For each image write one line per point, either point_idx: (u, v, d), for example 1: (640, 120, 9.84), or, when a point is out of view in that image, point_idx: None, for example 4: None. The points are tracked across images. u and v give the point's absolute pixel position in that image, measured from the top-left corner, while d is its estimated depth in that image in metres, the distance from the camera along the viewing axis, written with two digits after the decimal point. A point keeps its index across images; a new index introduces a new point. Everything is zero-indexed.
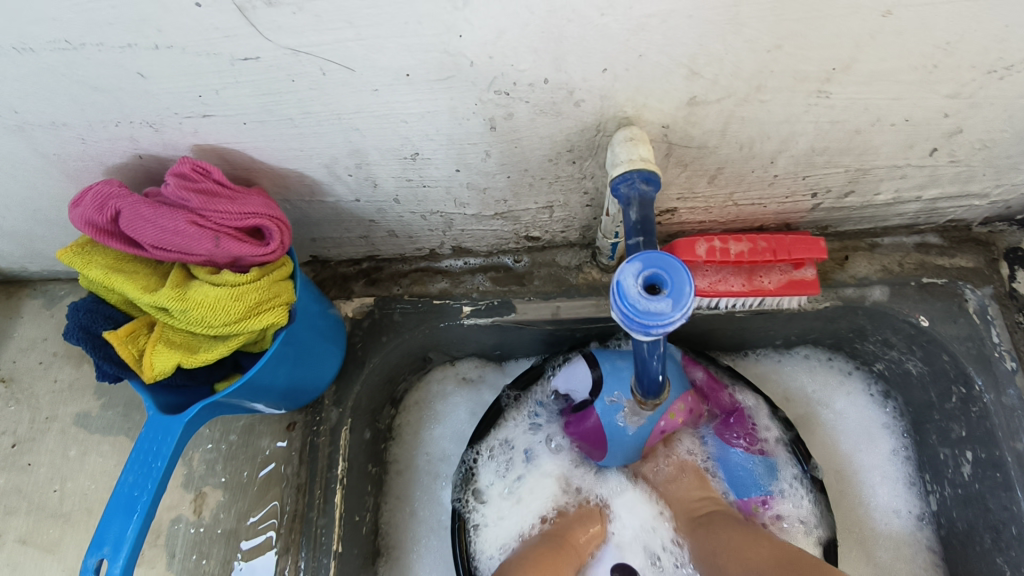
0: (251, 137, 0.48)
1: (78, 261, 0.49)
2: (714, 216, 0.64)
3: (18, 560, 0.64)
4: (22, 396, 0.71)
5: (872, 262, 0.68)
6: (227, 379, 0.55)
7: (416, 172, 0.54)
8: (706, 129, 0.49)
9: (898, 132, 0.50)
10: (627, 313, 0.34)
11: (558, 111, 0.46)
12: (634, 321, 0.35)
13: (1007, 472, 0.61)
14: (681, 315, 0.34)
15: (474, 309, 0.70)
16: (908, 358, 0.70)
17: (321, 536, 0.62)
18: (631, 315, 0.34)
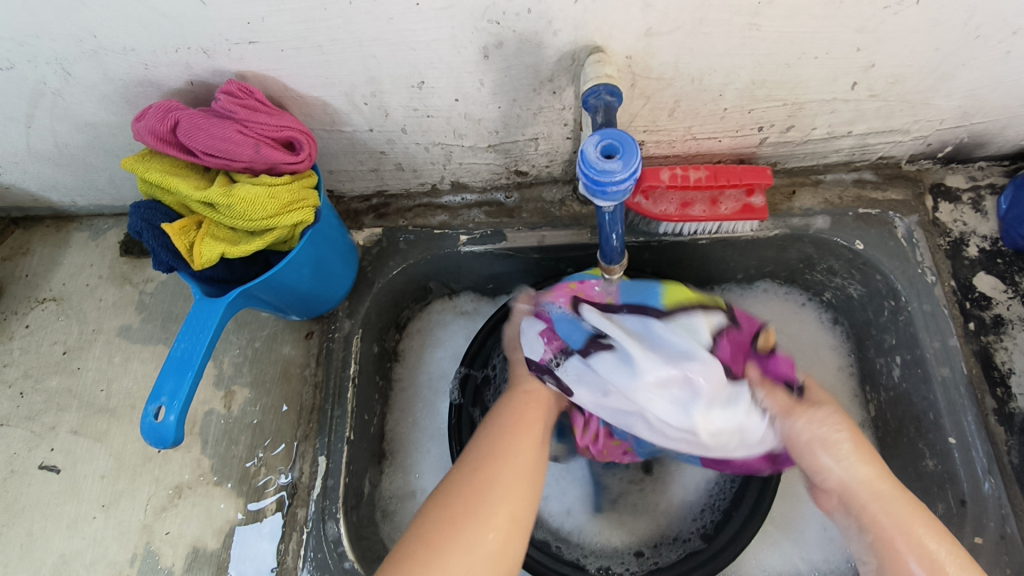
0: (287, 64, 0.58)
1: (140, 167, 0.59)
2: (676, 151, 0.74)
3: (70, 447, 0.74)
4: (71, 312, 0.81)
5: (816, 196, 0.78)
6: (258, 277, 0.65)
7: (422, 101, 0.64)
8: (662, 60, 0.59)
9: (821, 65, 0.61)
10: (586, 173, 0.45)
11: (540, 40, 0.56)
12: (592, 180, 0.45)
13: (927, 366, 0.71)
14: (627, 173, 0.44)
15: (470, 237, 0.80)
16: (849, 283, 0.81)
17: (335, 424, 0.71)
18: (590, 173, 0.44)
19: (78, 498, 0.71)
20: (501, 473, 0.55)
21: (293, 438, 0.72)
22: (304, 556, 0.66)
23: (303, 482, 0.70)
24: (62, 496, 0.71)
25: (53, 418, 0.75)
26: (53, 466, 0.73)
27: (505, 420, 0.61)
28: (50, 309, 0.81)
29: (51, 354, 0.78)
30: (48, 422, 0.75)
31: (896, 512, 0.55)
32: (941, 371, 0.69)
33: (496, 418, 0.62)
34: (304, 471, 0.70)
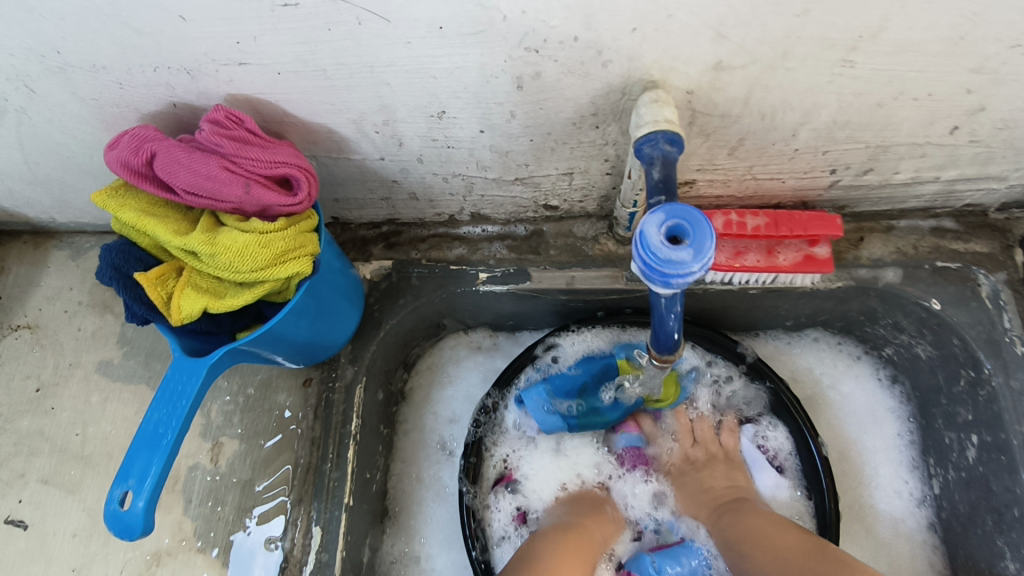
0: (284, 88, 0.49)
1: (113, 203, 0.51)
2: (732, 190, 0.64)
3: (40, 498, 0.66)
4: (47, 343, 0.73)
5: (887, 244, 0.69)
6: (248, 329, 0.57)
7: (442, 132, 0.55)
8: (729, 96, 0.49)
9: (920, 107, 0.51)
10: (648, 262, 0.35)
11: (586, 71, 0.47)
12: (655, 271, 0.35)
13: (1012, 454, 0.61)
14: (700, 264, 0.35)
15: (490, 276, 0.71)
16: (917, 343, 0.71)
17: (333, 489, 0.64)
18: (652, 264, 0.35)
19: (47, 559, 0.64)
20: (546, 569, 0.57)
21: (285, 502, 0.64)
22: None
23: (295, 554, 0.62)
24: (29, 555, 0.64)
25: (23, 464, 0.68)
26: (21, 520, 0.66)
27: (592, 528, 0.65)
28: (23, 338, 0.73)
29: (23, 391, 0.71)
30: (16, 469, 0.67)
31: (794, 556, 0.55)
32: None
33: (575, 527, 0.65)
34: (296, 541, 0.63)
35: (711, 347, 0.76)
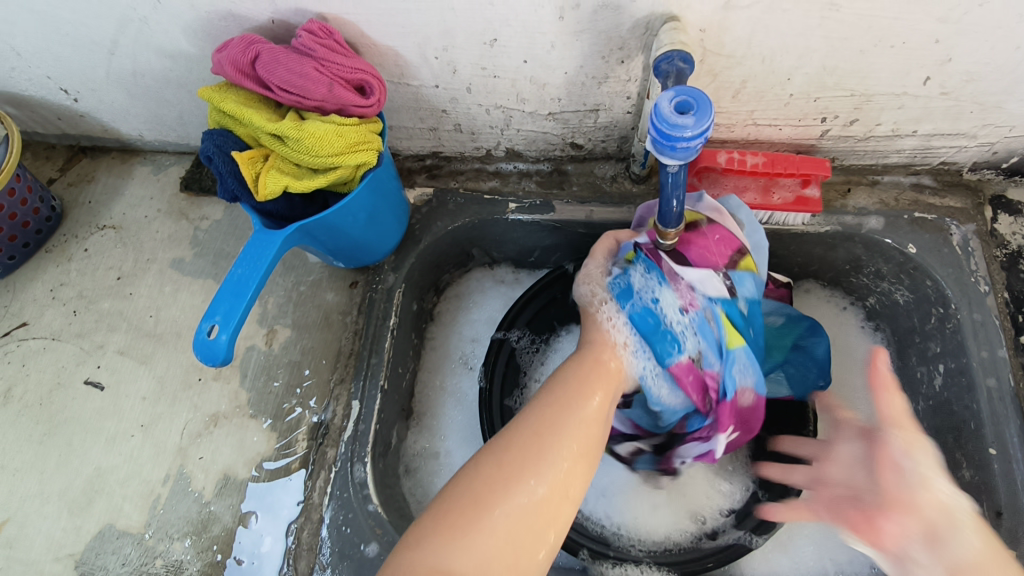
0: (366, 9, 0.60)
1: (217, 96, 0.61)
2: (735, 136, 0.74)
3: (116, 366, 0.76)
4: (128, 240, 0.83)
5: (872, 196, 0.78)
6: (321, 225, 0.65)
7: (491, 60, 0.65)
8: (735, 36, 0.59)
9: (896, 55, 0.60)
10: (671, 121, 0.44)
11: (617, 4, 0.57)
12: (677, 130, 0.45)
13: (971, 376, 0.70)
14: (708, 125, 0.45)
15: (519, 206, 0.80)
16: (897, 288, 0.79)
17: (371, 370, 0.72)
18: (676, 121, 0.44)
19: (120, 417, 0.74)
20: (532, 433, 0.54)
21: (330, 380, 0.74)
22: (330, 493, 0.67)
23: (335, 423, 0.71)
24: (105, 412, 0.74)
25: (103, 337, 0.78)
26: (99, 383, 0.75)
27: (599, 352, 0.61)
28: (108, 236, 0.84)
29: (106, 279, 0.81)
30: (97, 341, 0.77)
31: None
32: (987, 382, 0.69)
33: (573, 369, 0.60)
34: (337, 413, 0.71)
35: None
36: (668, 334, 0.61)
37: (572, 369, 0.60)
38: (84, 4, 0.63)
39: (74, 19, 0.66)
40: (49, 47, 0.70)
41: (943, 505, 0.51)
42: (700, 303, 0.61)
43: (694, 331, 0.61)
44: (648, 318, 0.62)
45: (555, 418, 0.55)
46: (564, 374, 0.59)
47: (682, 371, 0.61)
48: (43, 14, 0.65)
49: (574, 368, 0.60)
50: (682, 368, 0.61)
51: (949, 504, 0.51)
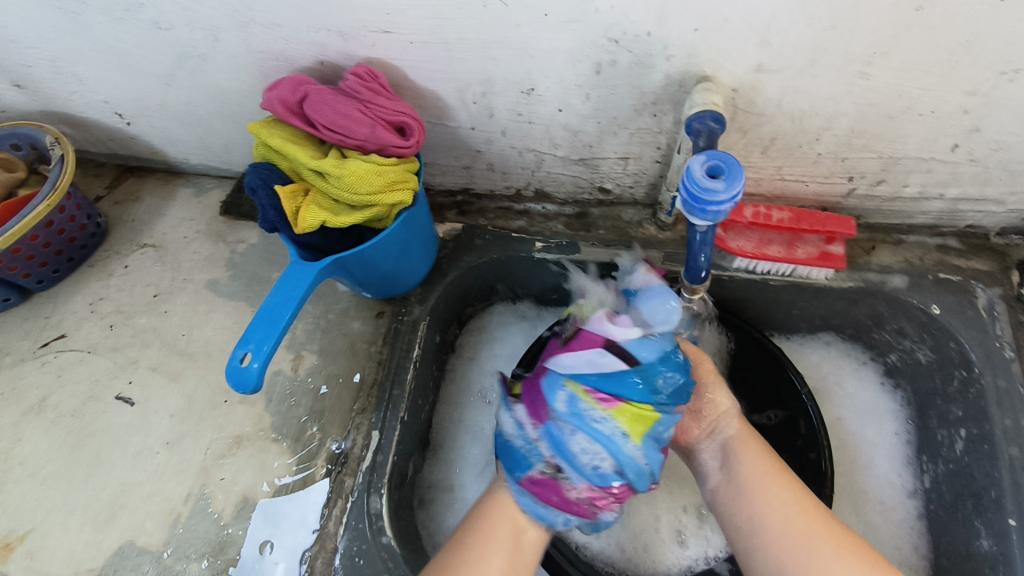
0: (411, 56, 0.63)
1: (264, 130, 0.64)
2: (762, 189, 0.75)
3: (147, 382, 0.78)
4: (167, 259, 0.86)
5: (896, 254, 0.78)
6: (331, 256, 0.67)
7: (527, 108, 0.68)
8: (766, 97, 0.61)
9: (926, 123, 0.61)
10: (696, 191, 0.46)
11: (652, 63, 0.59)
12: (702, 199, 0.46)
13: (994, 443, 0.69)
14: (738, 190, 0.46)
15: (546, 245, 0.82)
16: (919, 347, 0.79)
17: (393, 402, 0.74)
18: (698, 192, 0.46)
19: (147, 431, 0.76)
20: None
21: (352, 408, 0.75)
22: (345, 523, 0.69)
23: (354, 452, 0.73)
24: (133, 426, 0.76)
25: (136, 353, 0.80)
26: (129, 397, 0.78)
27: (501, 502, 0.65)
28: (148, 254, 0.87)
29: (143, 295, 0.84)
30: (131, 356, 0.80)
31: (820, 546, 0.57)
32: (1010, 450, 0.68)
33: (478, 525, 0.63)
34: (357, 442, 0.73)
35: (735, 339, 0.84)
36: (523, 457, 0.62)
37: (475, 521, 0.63)
38: (146, 40, 0.67)
39: (135, 52, 0.69)
40: (109, 76, 0.74)
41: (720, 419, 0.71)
42: (566, 426, 0.60)
43: (549, 452, 0.61)
44: (511, 452, 0.63)
45: (468, 548, 0.60)
46: (470, 531, 0.62)
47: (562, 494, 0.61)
48: (107, 46, 0.69)
49: (478, 521, 0.63)
50: (542, 488, 0.62)
51: (729, 427, 0.70)
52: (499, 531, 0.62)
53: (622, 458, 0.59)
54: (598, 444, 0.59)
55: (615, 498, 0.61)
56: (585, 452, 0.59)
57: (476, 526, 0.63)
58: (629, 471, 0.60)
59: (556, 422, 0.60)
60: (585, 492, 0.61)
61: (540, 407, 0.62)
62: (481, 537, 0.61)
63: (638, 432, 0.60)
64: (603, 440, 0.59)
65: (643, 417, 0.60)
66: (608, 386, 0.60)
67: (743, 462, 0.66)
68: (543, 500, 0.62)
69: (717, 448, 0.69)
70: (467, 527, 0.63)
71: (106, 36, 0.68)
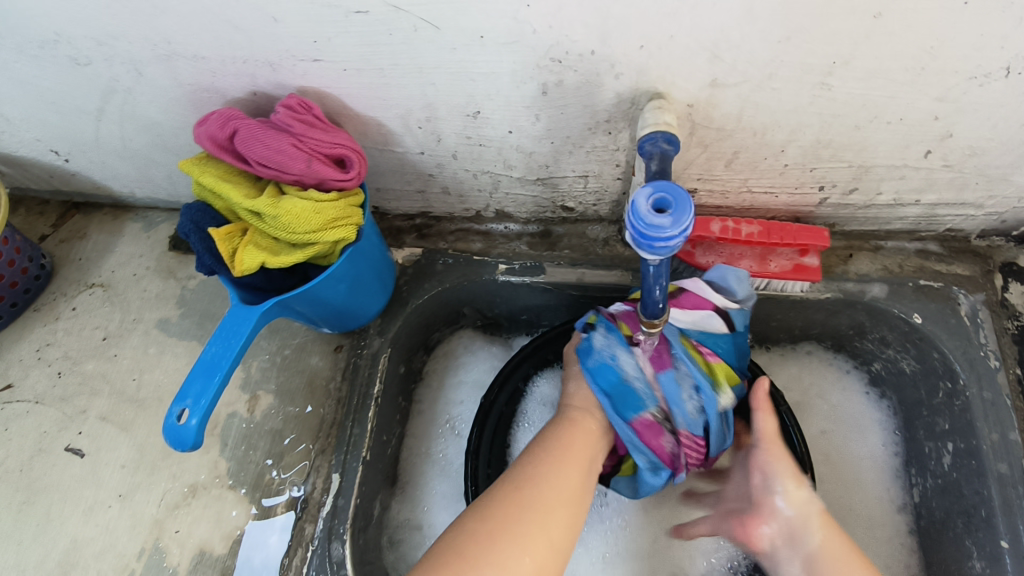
0: (347, 83, 0.59)
1: (196, 168, 0.60)
2: (730, 202, 0.71)
3: (97, 432, 0.75)
4: (116, 299, 0.83)
5: (874, 261, 0.74)
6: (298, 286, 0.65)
7: (476, 130, 0.64)
8: (724, 111, 0.57)
9: (894, 131, 0.58)
10: (649, 232, 0.43)
11: (601, 81, 0.55)
12: (656, 238, 0.43)
13: (982, 459, 0.66)
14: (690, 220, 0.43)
15: (509, 268, 0.78)
16: (902, 357, 0.76)
17: (352, 443, 0.70)
18: (651, 232, 0.43)
19: (98, 485, 0.72)
20: (511, 494, 0.57)
21: (311, 450, 0.72)
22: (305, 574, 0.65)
23: (314, 497, 0.69)
24: (83, 480, 0.72)
25: (86, 402, 0.77)
26: (79, 449, 0.74)
27: (581, 423, 0.65)
28: (96, 295, 0.83)
29: (92, 339, 0.80)
30: (79, 405, 0.76)
31: None
32: (998, 467, 0.65)
33: (549, 441, 0.63)
34: (317, 486, 0.70)
35: None
36: (625, 385, 0.65)
37: (549, 439, 0.63)
38: (68, 77, 0.63)
39: (59, 90, 0.65)
40: (38, 114, 0.70)
41: (796, 509, 0.62)
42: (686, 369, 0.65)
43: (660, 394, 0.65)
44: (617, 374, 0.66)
45: (553, 481, 0.59)
46: (538, 448, 0.62)
47: (654, 427, 0.65)
48: (28, 84, 0.65)
49: (553, 438, 0.63)
50: (646, 427, 0.64)
51: (814, 513, 0.61)
52: (575, 446, 0.63)
53: (715, 410, 0.65)
54: (701, 391, 0.65)
55: (693, 449, 0.65)
56: (686, 391, 0.65)
57: (552, 441, 0.63)
58: (714, 422, 0.65)
59: (663, 363, 0.65)
60: (674, 431, 0.65)
61: (653, 338, 0.66)
62: (552, 452, 0.61)
63: (722, 385, 0.66)
64: (705, 388, 0.65)
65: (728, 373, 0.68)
66: (710, 342, 0.68)
67: (834, 565, 0.58)
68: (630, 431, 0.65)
69: (797, 560, 0.60)
70: (542, 440, 0.63)
71: (26, 74, 0.64)
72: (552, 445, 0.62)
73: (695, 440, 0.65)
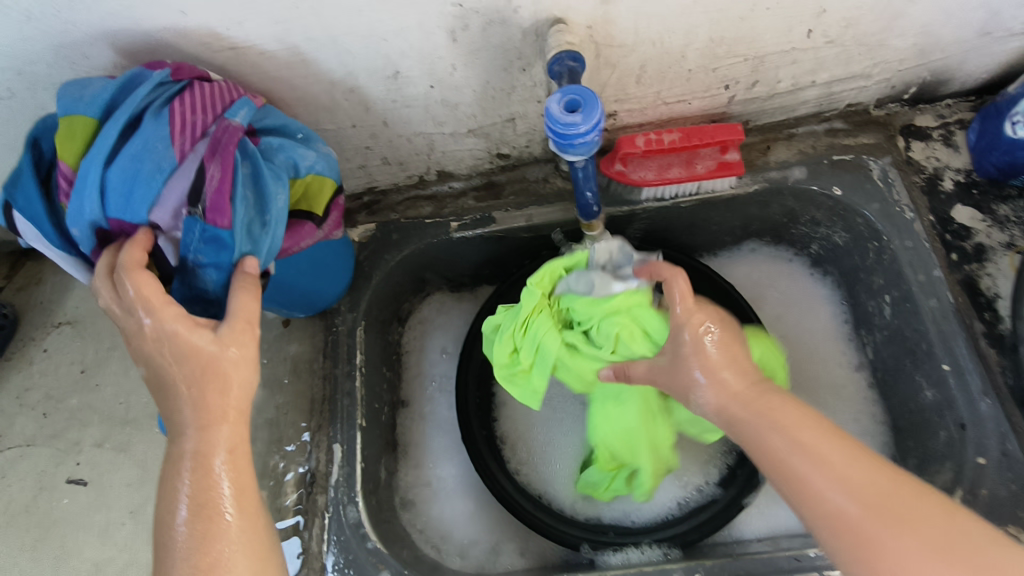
0: (269, 67, 0.62)
1: None
2: (649, 117, 0.76)
3: (96, 459, 0.76)
4: (86, 333, 0.84)
5: (791, 148, 0.81)
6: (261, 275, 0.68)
7: (399, 92, 0.68)
8: (622, 27, 0.62)
9: (774, 16, 0.63)
10: (573, 135, 0.47)
11: (503, 18, 0.59)
12: (578, 139, 0.47)
13: (915, 300, 0.72)
14: (599, 112, 0.47)
15: (461, 224, 0.82)
16: (833, 231, 0.82)
17: (347, 412, 0.74)
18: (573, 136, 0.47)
19: (108, 507, 0.73)
20: None
21: (308, 428, 0.74)
22: (328, 540, 0.68)
23: (320, 470, 0.72)
24: (91, 507, 0.74)
25: (78, 434, 0.78)
26: (80, 479, 0.75)
27: (208, 441, 0.50)
28: (66, 332, 0.84)
29: (71, 374, 0.81)
30: (73, 439, 0.77)
31: None
32: (930, 303, 0.71)
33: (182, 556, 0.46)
34: (321, 460, 0.72)
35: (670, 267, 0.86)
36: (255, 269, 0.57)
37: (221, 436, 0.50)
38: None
39: None
40: None
41: None
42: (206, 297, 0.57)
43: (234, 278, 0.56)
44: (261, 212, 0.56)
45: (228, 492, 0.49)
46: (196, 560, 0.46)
47: (220, 181, 0.53)
48: None
49: (238, 542, 0.47)
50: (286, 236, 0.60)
51: None
52: (258, 551, 0.48)
53: (146, 168, 0.51)
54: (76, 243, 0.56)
55: (211, 118, 0.55)
56: (102, 215, 0.52)
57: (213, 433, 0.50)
58: (102, 153, 0.51)
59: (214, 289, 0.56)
60: (220, 178, 0.53)
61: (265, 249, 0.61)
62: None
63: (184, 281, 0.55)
64: (97, 189, 0.50)
65: (87, 145, 0.52)
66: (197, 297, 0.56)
67: None
68: (219, 205, 0.52)
69: None
70: (209, 453, 0.50)
71: None
72: (205, 443, 0.50)
73: (222, 192, 0.53)
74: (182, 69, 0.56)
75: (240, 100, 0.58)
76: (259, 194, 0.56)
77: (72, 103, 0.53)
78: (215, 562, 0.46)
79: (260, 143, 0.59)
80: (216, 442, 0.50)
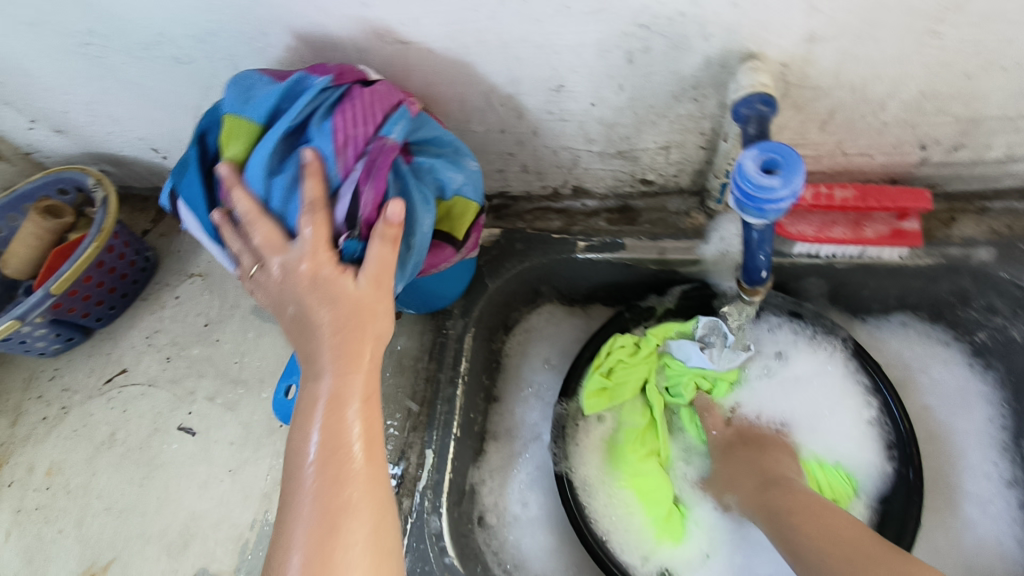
0: (434, 64, 0.60)
1: None
2: (821, 165, 0.69)
3: (206, 412, 0.80)
4: (215, 287, 0.88)
5: (980, 224, 0.71)
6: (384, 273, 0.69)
7: (558, 105, 0.64)
8: (821, 69, 0.55)
9: (1009, 77, 0.54)
10: (767, 199, 0.43)
11: (690, 45, 0.54)
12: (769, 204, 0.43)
13: None
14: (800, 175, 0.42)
15: (588, 245, 0.78)
16: (1012, 324, 0.72)
17: (444, 420, 0.73)
18: (764, 200, 0.43)
19: (210, 461, 0.77)
20: None
21: (403, 427, 0.74)
22: (407, 545, 0.68)
23: (410, 472, 0.71)
24: (195, 456, 0.77)
25: (193, 383, 0.82)
26: (190, 427, 0.79)
27: (341, 401, 0.52)
28: (197, 284, 0.89)
29: (195, 325, 0.85)
30: (189, 387, 0.82)
31: None
32: None
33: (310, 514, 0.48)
34: (412, 462, 0.72)
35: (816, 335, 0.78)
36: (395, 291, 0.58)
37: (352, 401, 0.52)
38: (170, 76, 0.67)
39: (162, 88, 0.69)
40: (140, 112, 0.75)
41: None
42: None
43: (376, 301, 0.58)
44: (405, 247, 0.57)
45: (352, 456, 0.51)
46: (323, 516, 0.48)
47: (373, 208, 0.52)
48: (134, 86, 0.70)
49: (360, 506, 0.50)
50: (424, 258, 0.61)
51: None
52: (378, 516, 0.51)
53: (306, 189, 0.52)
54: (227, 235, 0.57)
55: (365, 140, 0.53)
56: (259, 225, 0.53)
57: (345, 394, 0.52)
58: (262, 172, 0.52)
59: None
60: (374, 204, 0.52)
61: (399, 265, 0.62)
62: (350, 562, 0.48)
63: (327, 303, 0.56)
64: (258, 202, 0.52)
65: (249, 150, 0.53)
66: None
67: None
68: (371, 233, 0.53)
69: None
70: (340, 416, 0.51)
71: (131, 75, 0.68)
72: (337, 403, 0.52)
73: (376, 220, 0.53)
74: (344, 73, 0.55)
75: (398, 109, 0.55)
76: (405, 226, 0.56)
77: (237, 103, 0.53)
78: (339, 508, 0.49)
79: (412, 161, 0.57)
80: (349, 407, 0.52)
